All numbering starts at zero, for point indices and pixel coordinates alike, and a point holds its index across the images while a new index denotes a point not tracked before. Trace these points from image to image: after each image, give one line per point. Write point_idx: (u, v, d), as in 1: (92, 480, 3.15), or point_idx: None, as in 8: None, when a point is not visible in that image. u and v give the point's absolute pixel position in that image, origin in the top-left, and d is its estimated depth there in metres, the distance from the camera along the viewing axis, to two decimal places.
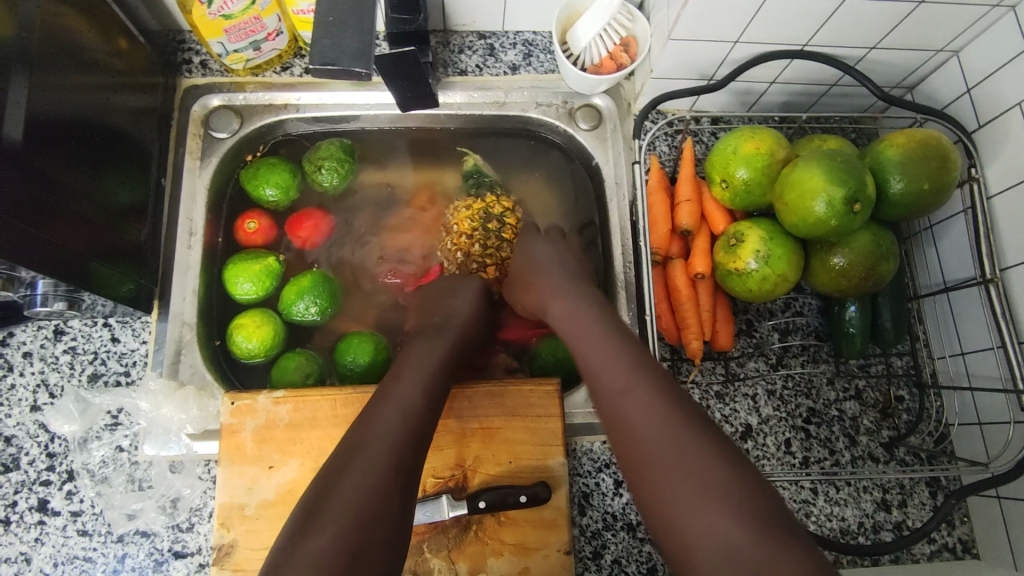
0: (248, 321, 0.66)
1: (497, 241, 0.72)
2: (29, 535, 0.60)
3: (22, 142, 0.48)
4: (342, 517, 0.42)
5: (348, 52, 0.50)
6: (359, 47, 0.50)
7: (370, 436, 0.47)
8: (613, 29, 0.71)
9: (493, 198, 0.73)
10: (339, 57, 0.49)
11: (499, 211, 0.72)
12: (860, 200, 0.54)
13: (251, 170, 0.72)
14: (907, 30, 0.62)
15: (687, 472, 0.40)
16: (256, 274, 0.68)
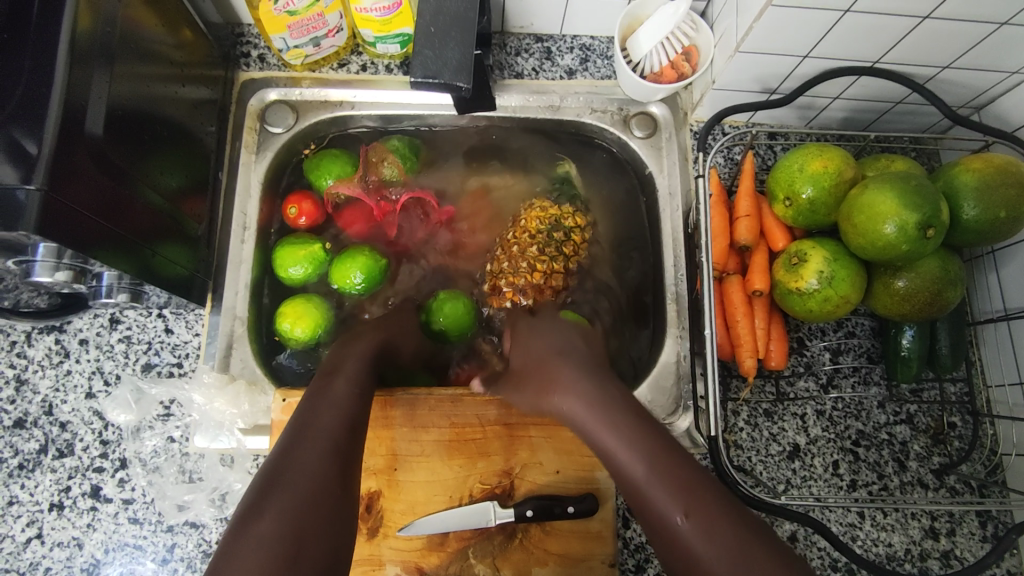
0: (292, 308, 0.66)
1: (557, 250, 0.69)
2: (81, 521, 0.61)
3: (103, 136, 0.49)
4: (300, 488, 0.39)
5: (449, 65, 0.55)
6: (459, 60, 0.56)
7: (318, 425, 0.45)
8: (676, 37, 0.70)
9: (569, 210, 0.71)
10: (441, 69, 0.56)
11: (569, 224, 0.70)
12: (933, 226, 0.53)
13: (313, 159, 0.72)
14: (984, 51, 0.61)
15: (665, 488, 0.41)
16: (304, 258, 0.68)
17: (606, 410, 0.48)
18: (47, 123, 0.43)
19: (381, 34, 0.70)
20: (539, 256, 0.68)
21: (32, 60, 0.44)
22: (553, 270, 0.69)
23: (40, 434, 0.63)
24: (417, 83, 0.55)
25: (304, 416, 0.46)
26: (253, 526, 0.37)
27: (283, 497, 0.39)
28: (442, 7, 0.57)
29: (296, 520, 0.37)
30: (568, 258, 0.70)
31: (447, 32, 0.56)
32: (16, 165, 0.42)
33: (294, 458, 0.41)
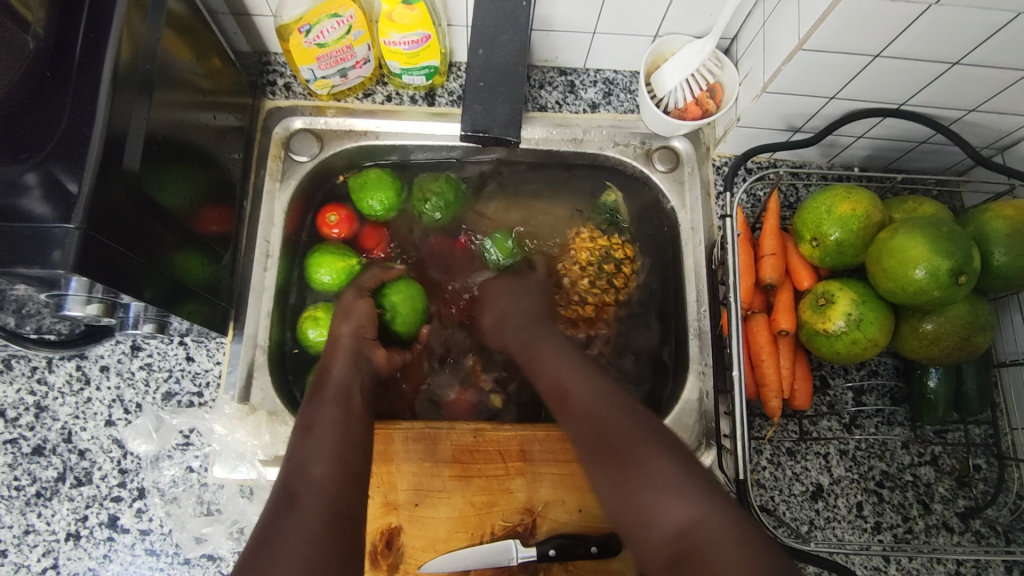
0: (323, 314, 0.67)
1: (607, 283, 0.72)
2: (98, 551, 0.61)
3: (140, 169, 0.49)
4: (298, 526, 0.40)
5: (498, 120, 0.65)
6: (507, 114, 0.66)
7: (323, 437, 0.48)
8: (702, 75, 0.70)
9: (615, 240, 0.73)
10: (491, 124, 0.65)
11: (618, 256, 0.72)
12: (965, 273, 0.53)
13: (357, 179, 0.71)
14: (1012, 96, 0.61)
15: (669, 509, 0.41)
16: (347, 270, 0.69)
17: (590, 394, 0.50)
18: (88, 161, 0.44)
19: (408, 66, 0.71)
20: (590, 290, 0.71)
21: (74, 98, 0.44)
22: (604, 304, 0.72)
23: (58, 462, 0.63)
24: (469, 136, 0.66)
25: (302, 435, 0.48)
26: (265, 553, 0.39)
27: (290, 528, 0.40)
28: (491, 63, 0.66)
29: None
30: (619, 290, 0.72)
31: (496, 88, 0.66)
32: (57, 204, 0.43)
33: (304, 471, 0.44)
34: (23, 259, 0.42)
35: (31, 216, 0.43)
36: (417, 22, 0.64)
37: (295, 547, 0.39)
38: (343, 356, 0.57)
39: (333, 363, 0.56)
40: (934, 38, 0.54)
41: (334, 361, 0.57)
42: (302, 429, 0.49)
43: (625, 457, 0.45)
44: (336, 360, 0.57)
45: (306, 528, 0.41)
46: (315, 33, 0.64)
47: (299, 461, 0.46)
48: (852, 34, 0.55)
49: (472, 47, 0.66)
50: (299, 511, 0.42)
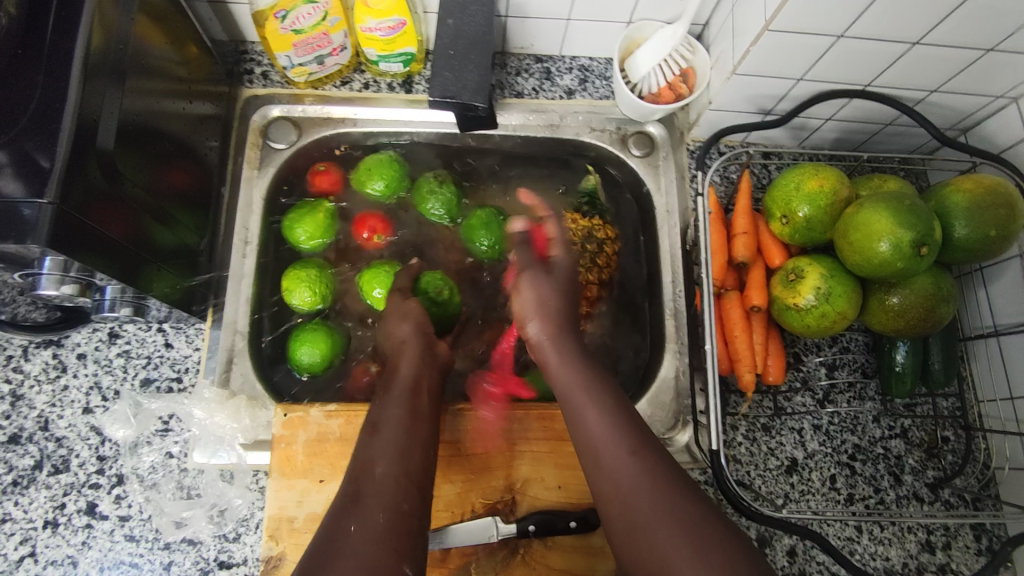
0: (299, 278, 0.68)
1: (592, 261, 0.72)
2: (76, 539, 0.60)
3: (115, 149, 0.49)
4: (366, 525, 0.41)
5: (469, 86, 0.62)
6: (477, 81, 0.62)
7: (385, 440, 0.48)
8: (675, 59, 0.71)
9: (598, 220, 0.74)
10: (461, 90, 0.62)
11: (601, 235, 0.73)
12: (927, 244, 0.55)
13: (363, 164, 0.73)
14: (971, 76, 0.63)
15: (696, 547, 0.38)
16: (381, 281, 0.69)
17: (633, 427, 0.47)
18: (60, 136, 0.44)
19: (384, 53, 0.71)
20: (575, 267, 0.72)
21: (46, 76, 0.45)
22: (589, 283, 0.72)
23: (35, 450, 0.62)
24: (436, 102, 0.61)
25: (370, 437, 0.48)
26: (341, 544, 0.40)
27: (358, 527, 0.41)
28: (461, 31, 0.62)
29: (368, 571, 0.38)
30: (603, 268, 0.73)
31: (466, 55, 0.62)
32: (28, 179, 0.43)
33: (372, 473, 0.45)
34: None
35: (0, 192, 0.43)
36: (393, 7, 0.65)
37: (359, 547, 0.39)
38: (413, 349, 0.58)
39: (400, 360, 0.57)
40: (894, 18, 0.56)
41: (408, 355, 0.57)
42: (371, 428, 0.50)
43: (666, 540, 0.39)
44: (408, 355, 0.57)
45: (363, 528, 0.41)
46: (290, 19, 0.65)
47: (363, 460, 0.46)
48: (816, 15, 0.56)
49: (440, 17, 0.63)
50: (362, 511, 0.42)
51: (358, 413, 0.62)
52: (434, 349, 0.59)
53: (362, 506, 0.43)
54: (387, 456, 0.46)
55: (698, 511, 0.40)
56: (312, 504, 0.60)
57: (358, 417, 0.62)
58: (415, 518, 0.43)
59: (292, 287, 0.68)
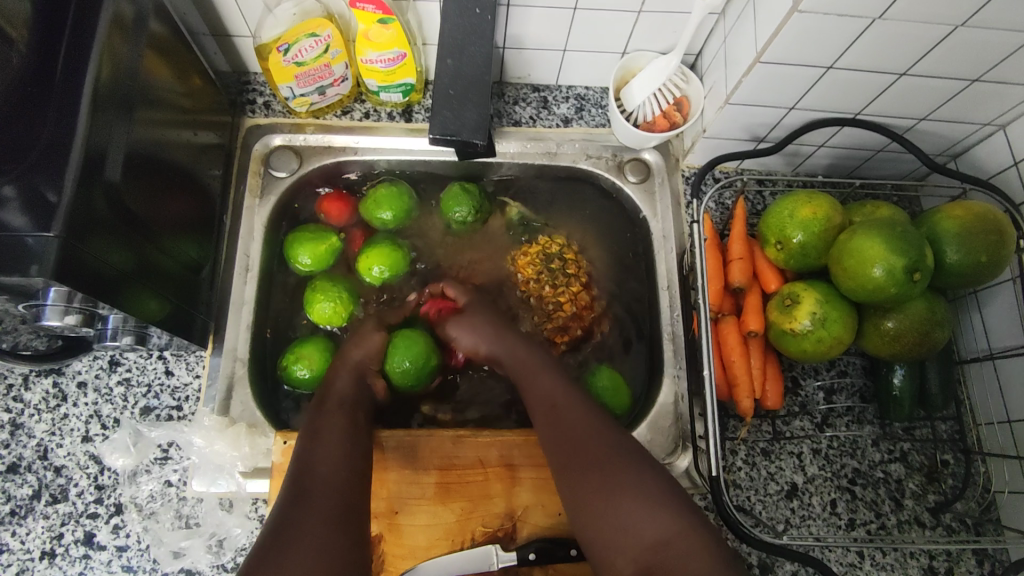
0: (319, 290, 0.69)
1: (564, 278, 0.74)
2: (73, 569, 0.60)
3: (120, 182, 0.50)
4: (313, 518, 0.42)
5: (467, 125, 0.61)
6: (477, 119, 0.62)
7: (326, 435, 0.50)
8: (668, 89, 0.73)
9: (547, 239, 0.76)
10: (460, 129, 0.61)
11: (556, 249, 0.75)
12: (919, 270, 0.56)
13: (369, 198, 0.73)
14: (958, 105, 0.65)
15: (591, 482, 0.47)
16: (409, 351, 0.63)
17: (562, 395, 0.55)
18: (68, 170, 0.45)
19: (385, 83, 0.73)
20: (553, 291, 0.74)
21: (56, 112, 0.46)
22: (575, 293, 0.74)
23: (33, 479, 0.62)
24: (437, 141, 0.61)
25: (310, 437, 0.50)
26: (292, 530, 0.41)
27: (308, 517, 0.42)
28: (460, 72, 0.63)
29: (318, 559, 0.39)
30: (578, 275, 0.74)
31: (465, 94, 0.62)
32: (36, 213, 0.44)
33: (314, 467, 0.47)
34: (6, 266, 0.43)
35: (7, 226, 0.43)
36: (393, 40, 0.66)
37: (312, 541, 0.40)
38: (351, 370, 0.60)
39: (336, 373, 0.60)
40: (882, 51, 0.58)
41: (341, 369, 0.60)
42: (312, 431, 0.51)
43: (579, 474, 0.48)
44: (342, 369, 0.60)
45: (318, 519, 0.42)
46: (293, 52, 0.66)
47: (310, 459, 0.48)
48: (805, 48, 0.58)
49: (440, 56, 0.63)
50: (309, 505, 0.43)
51: None
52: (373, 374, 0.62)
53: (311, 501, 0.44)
54: (328, 459, 0.48)
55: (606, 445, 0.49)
56: None
57: None
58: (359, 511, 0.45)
59: (315, 302, 0.69)
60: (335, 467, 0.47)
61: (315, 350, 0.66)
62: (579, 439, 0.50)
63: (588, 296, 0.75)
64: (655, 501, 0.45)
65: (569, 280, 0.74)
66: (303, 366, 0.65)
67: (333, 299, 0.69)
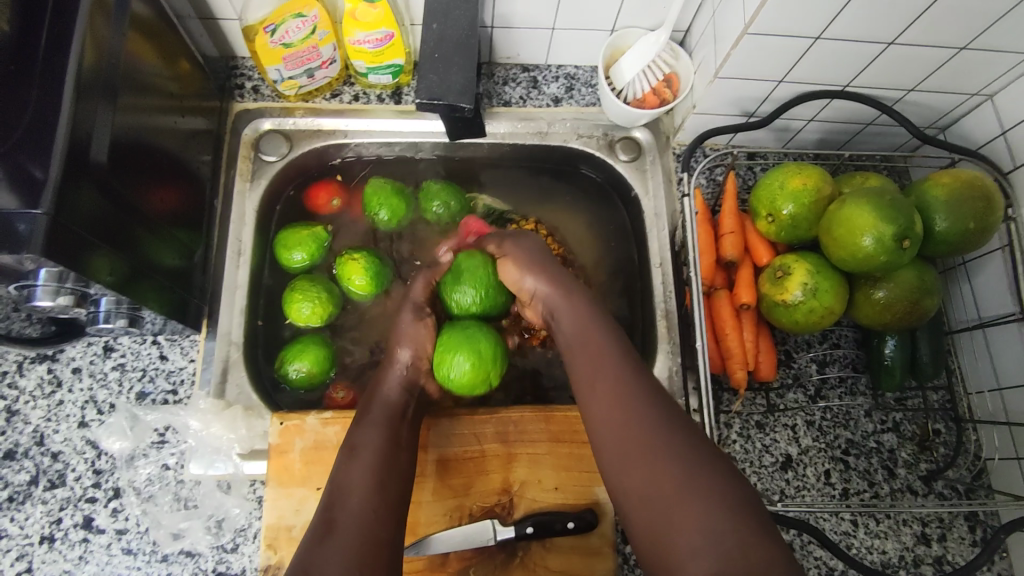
0: (306, 288, 0.68)
1: None
2: (73, 553, 0.60)
3: (107, 163, 0.50)
4: (339, 549, 0.42)
5: (453, 89, 0.61)
6: (462, 84, 0.61)
7: (360, 455, 0.49)
8: (658, 66, 0.73)
9: (519, 226, 0.76)
10: (445, 94, 0.61)
11: (531, 234, 0.75)
12: (909, 237, 0.56)
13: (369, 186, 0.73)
14: (946, 75, 0.65)
15: (677, 479, 0.40)
16: (467, 349, 0.57)
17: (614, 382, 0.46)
18: (54, 149, 0.45)
19: (373, 65, 0.72)
20: None
21: (40, 91, 0.45)
22: None
23: (30, 465, 0.62)
24: (424, 105, 0.60)
25: (348, 456, 0.50)
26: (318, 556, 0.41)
27: (334, 548, 0.42)
28: (445, 36, 0.62)
29: None
30: (555, 260, 0.74)
31: (450, 59, 0.61)
32: (22, 191, 0.43)
33: (347, 495, 0.46)
34: None
35: None
36: (380, 20, 0.66)
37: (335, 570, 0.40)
38: (395, 378, 0.58)
39: (382, 379, 0.58)
40: (868, 20, 0.58)
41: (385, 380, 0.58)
42: (346, 454, 0.50)
43: (649, 467, 0.41)
44: (385, 381, 0.57)
45: (344, 553, 0.42)
46: (279, 33, 0.66)
47: (339, 488, 0.47)
48: (793, 19, 0.58)
49: (425, 22, 0.62)
50: (336, 537, 0.43)
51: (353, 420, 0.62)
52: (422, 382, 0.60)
53: (336, 535, 0.43)
54: (359, 485, 0.47)
55: (681, 436, 0.43)
56: (310, 512, 0.60)
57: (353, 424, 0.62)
58: (392, 544, 0.44)
59: (290, 308, 0.68)
60: (368, 492, 0.47)
61: (314, 350, 0.66)
62: (643, 435, 0.43)
63: None
64: (704, 487, 0.39)
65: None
66: (301, 364, 0.65)
67: (313, 300, 0.68)
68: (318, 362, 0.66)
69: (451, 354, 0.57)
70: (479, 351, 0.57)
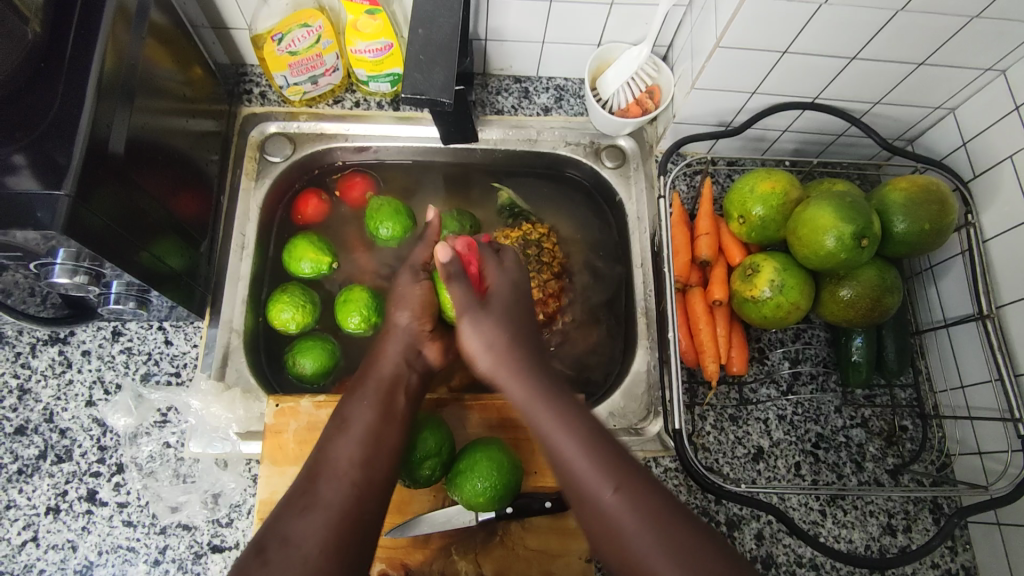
0: (291, 297, 0.71)
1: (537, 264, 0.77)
2: (77, 524, 0.64)
3: (123, 154, 0.54)
4: (333, 487, 0.45)
5: (437, 84, 0.62)
6: (444, 79, 0.63)
7: (356, 408, 0.52)
8: (641, 78, 0.78)
9: (527, 226, 0.79)
10: (428, 88, 0.62)
11: (535, 236, 0.78)
12: (867, 237, 0.60)
13: (373, 204, 0.77)
14: (908, 89, 0.69)
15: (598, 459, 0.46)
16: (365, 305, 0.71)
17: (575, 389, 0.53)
18: (76, 137, 0.49)
19: (374, 73, 0.77)
20: None
21: (65, 86, 0.50)
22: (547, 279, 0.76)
23: (39, 441, 0.66)
24: (407, 99, 0.62)
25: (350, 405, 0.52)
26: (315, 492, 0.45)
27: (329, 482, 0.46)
28: (431, 40, 0.64)
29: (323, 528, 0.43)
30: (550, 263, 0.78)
31: (435, 59, 0.63)
32: (46, 176, 0.48)
33: (336, 437, 0.49)
34: (16, 223, 0.47)
35: (17, 187, 0.47)
36: (380, 31, 0.71)
37: (316, 516, 0.43)
38: (395, 348, 0.59)
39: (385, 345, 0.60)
40: (830, 36, 0.62)
41: (385, 355, 0.58)
42: (339, 425, 0.51)
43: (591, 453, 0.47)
44: (383, 353, 0.59)
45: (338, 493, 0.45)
46: (286, 42, 0.71)
47: (325, 458, 0.48)
48: (759, 34, 0.62)
49: (412, 27, 0.65)
50: (326, 475, 0.46)
51: None
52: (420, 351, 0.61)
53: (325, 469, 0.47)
54: (346, 457, 0.48)
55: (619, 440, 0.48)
56: None
57: None
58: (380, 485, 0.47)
59: (276, 309, 0.71)
60: (363, 439, 0.49)
61: (321, 350, 0.70)
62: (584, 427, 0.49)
63: (556, 284, 0.78)
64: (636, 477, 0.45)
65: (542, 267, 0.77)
66: (307, 361, 0.68)
67: (296, 307, 0.71)
68: (324, 361, 0.70)
69: (352, 309, 0.71)
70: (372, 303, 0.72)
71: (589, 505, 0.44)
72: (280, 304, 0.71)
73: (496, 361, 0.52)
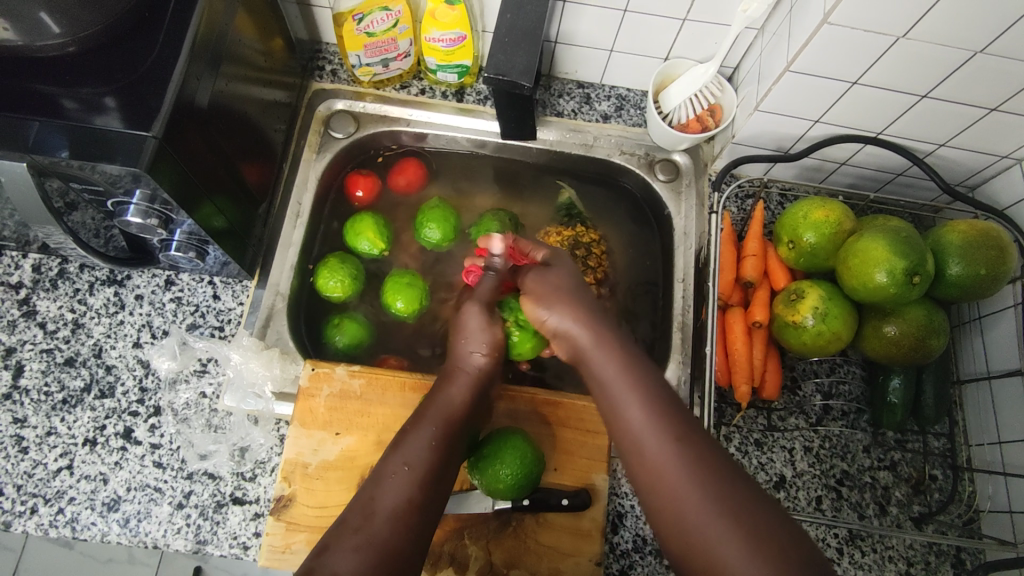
0: (336, 265, 0.74)
1: (582, 265, 0.78)
2: (111, 458, 0.66)
3: (206, 106, 0.57)
4: (380, 525, 0.47)
5: (518, 67, 0.64)
6: (524, 64, 0.65)
7: (411, 446, 0.53)
8: (704, 95, 0.78)
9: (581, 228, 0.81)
10: (509, 70, 0.65)
11: (587, 241, 0.80)
12: (919, 274, 0.59)
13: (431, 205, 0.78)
14: (976, 134, 0.68)
15: (684, 466, 0.44)
16: (408, 293, 0.73)
17: (624, 374, 0.50)
18: (169, 83, 0.52)
19: (443, 63, 0.79)
20: None
21: (164, 38, 0.53)
22: (585, 284, 0.78)
23: (86, 374, 0.69)
24: (490, 79, 0.65)
25: (404, 439, 0.54)
26: (360, 527, 0.47)
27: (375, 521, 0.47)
28: (515, 26, 0.66)
29: (361, 563, 0.45)
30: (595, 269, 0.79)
31: (517, 43, 0.65)
32: (136, 117, 0.50)
33: (388, 475, 0.50)
34: (101, 157, 0.49)
35: (105, 125, 0.50)
36: (456, 21, 0.73)
37: (357, 551, 0.45)
38: (463, 382, 0.59)
39: (452, 373, 0.61)
40: (903, 71, 0.62)
41: (450, 387, 0.59)
42: (395, 462, 0.51)
43: (679, 469, 0.44)
44: (450, 385, 0.59)
45: (383, 530, 0.47)
46: (365, 22, 0.73)
47: (374, 494, 0.49)
48: (831, 61, 0.62)
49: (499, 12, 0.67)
50: (373, 516, 0.48)
51: (378, 376, 0.67)
52: (483, 390, 0.61)
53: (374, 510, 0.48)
54: (393, 500, 0.49)
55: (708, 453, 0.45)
56: (326, 453, 0.65)
57: (377, 380, 0.67)
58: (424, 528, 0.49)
59: (324, 273, 0.73)
60: (411, 480, 0.50)
61: (354, 324, 0.72)
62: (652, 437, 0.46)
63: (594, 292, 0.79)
64: (731, 497, 0.42)
65: (585, 270, 0.78)
66: (341, 335, 0.71)
67: (340, 278, 0.73)
68: (356, 335, 0.72)
69: (395, 294, 0.73)
70: (414, 292, 0.73)
71: (649, 462, 0.45)
72: (326, 270, 0.73)
73: (585, 332, 0.54)
